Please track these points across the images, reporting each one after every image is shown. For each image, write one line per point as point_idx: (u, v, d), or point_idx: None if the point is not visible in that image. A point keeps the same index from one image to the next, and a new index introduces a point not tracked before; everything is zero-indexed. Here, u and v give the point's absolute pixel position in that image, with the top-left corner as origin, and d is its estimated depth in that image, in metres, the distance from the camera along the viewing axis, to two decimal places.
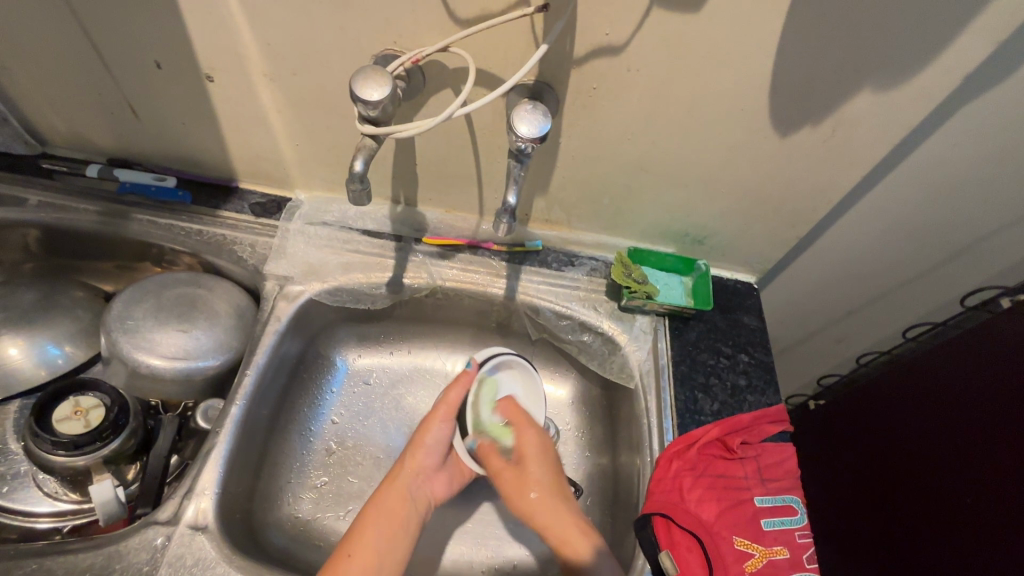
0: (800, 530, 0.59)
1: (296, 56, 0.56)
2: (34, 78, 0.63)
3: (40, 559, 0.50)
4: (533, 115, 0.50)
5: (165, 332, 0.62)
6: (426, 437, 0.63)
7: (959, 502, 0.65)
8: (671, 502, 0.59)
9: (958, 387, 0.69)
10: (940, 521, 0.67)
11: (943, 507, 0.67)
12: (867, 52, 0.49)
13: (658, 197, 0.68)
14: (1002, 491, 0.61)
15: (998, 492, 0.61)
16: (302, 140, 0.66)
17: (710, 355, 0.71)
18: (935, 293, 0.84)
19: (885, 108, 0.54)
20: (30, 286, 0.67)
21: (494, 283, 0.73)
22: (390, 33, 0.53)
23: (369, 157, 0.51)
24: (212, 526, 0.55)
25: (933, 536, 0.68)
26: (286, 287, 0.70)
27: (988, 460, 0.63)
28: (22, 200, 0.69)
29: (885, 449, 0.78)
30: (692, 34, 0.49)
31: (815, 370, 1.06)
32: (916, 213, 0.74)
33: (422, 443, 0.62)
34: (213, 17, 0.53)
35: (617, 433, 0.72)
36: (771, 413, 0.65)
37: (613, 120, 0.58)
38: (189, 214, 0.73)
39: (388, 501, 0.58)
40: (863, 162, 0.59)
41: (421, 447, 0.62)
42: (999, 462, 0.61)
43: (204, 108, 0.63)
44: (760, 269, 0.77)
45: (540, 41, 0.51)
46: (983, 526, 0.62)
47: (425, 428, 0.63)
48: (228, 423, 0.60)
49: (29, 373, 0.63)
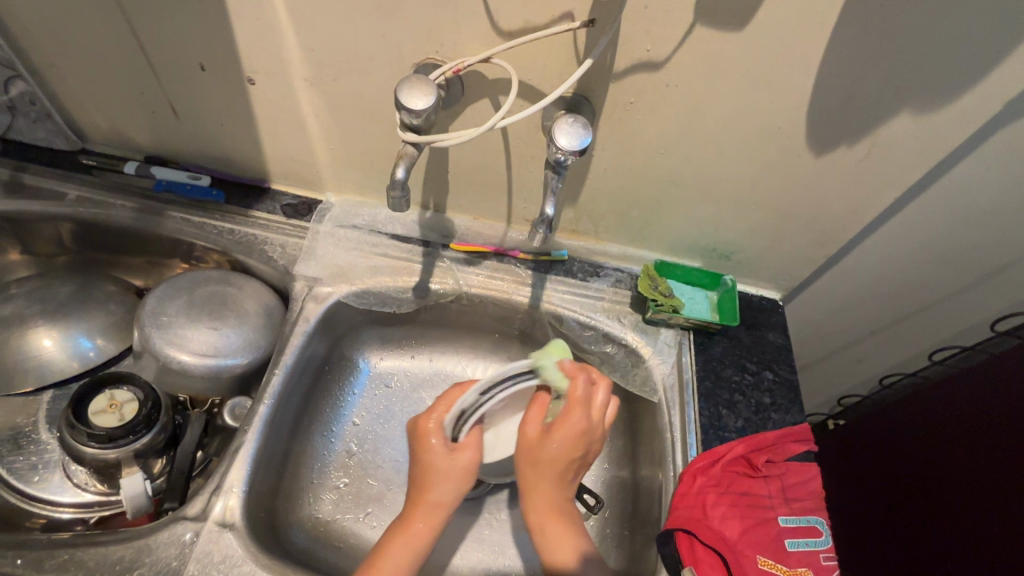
0: (825, 552, 0.59)
1: (338, 61, 0.57)
2: (81, 75, 0.64)
3: (70, 550, 0.51)
4: (573, 128, 0.50)
5: (197, 328, 0.63)
6: (439, 497, 0.52)
7: (970, 526, 0.66)
8: (694, 518, 0.58)
9: (980, 412, 0.69)
10: (951, 545, 0.67)
11: (953, 533, 0.68)
12: (906, 78, 0.50)
13: (688, 211, 0.68)
14: (1010, 516, 0.61)
15: (1010, 520, 0.61)
16: (338, 144, 0.67)
17: (734, 371, 0.70)
18: (963, 316, 0.82)
19: (923, 130, 0.53)
20: (65, 279, 0.68)
21: (519, 291, 0.74)
22: (433, 43, 0.53)
23: (410, 165, 0.52)
24: (239, 524, 0.55)
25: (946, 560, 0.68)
26: (315, 289, 0.71)
27: (999, 487, 0.63)
28: (62, 194, 0.71)
29: (904, 472, 0.78)
30: (732, 52, 0.50)
31: (836, 389, 1.04)
32: (945, 234, 0.74)
33: (429, 504, 0.52)
34: (261, 22, 0.54)
35: (638, 446, 0.71)
36: (794, 432, 0.64)
37: (648, 134, 0.59)
38: (222, 213, 0.74)
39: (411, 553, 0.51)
40: (897, 183, 0.59)
41: (436, 508, 0.52)
42: (1011, 489, 0.62)
43: (242, 110, 0.64)
44: (785, 286, 0.77)
45: (581, 56, 0.52)
46: (992, 552, 0.62)
47: (434, 488, 0.52)
48: (256, 421, 0.61)
49: (61, 364, 0.64)
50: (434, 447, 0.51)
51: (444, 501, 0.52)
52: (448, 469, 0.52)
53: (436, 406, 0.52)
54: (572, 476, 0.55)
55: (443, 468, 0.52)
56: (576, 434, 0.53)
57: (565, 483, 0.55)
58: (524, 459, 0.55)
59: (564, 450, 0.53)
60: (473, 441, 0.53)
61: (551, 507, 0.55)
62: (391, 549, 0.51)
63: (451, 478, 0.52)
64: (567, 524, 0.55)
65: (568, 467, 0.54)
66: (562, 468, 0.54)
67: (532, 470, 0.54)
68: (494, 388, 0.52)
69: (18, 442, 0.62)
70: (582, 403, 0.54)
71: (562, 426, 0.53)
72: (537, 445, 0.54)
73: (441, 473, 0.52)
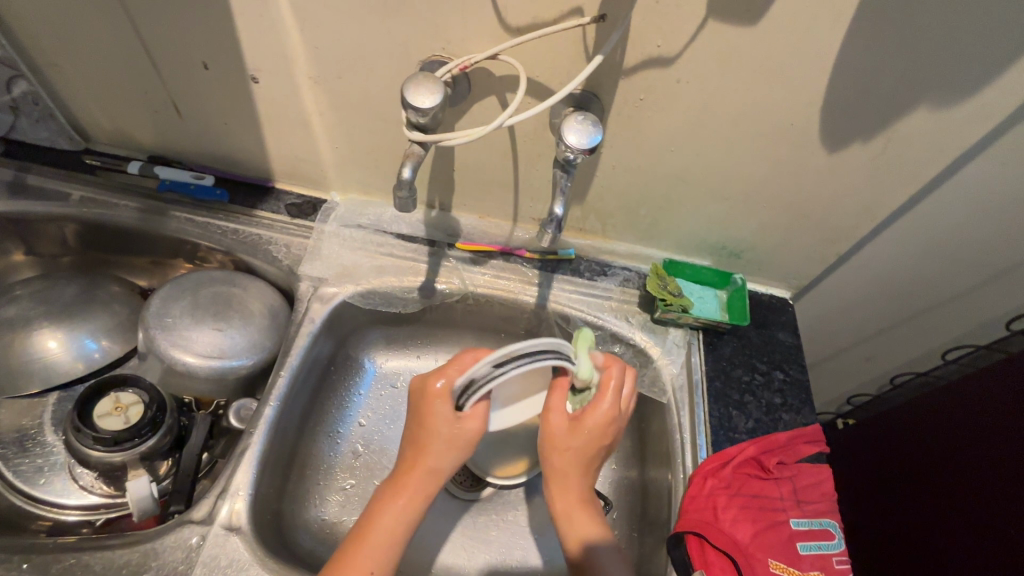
0: (837, 555, 0.58)
1: (343, 59, 0.56)
2: (84, 75, 0.64)
3: (77, 554, 0.51)
4: (583, 126, 0.49)
5: (201, 330, 0.63)
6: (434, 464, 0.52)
7: (980, 526, 0.65)
8: (705, 521, 0.57)
9: (993, 412, 0.68)
10: (961, 546, 0.67)
11: (963, 534, 0.67)
12: (924, 72, 0.48)
13: (697, 210, 0.67)
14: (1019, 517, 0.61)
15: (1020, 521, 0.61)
16: (342, 142, 0.66)
17: (744, 371, 0.70)
18: (977, 314, 0.81)
19: (942, 125, 0.52)
20: (69, 280, 0.68)
21: (526, 290, 0.73)
22: (439, 40, 0.53)
23: (416, 164, 0.51)
24: (245, 527, 0.55)
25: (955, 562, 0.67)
26: (320, 289, 0.70)
27: (1009, 488, 0.63)
28: (65, 194, 0.71)
29: (916, 473, 0.77)
30: (745, 48, 0.49)
31: (845, 388, 1.03)
32: (959, 232, 0.72)
33: (426, 469, 0.52)
34: (265, 19, 0.53)
35: (646, 446, 0.70)
36: (806, 433, 0.64)
37: (658, 131, 0.57)
38: (226, 212, 0.73)
39: (403, 517, 0.51)
40: (913, 181, 0.58)
41: (431, 474, 0.52)
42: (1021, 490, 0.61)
43: (246, 108, 0.64)
44: (796, 285, 0.76)
45: (590, 52, 0.51)
46: (999, 553, 0.62)
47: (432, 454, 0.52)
48: (261, 423, 0.60)
49: (66, 366, 0.64)
50: (440, 411, 0.51)
51: (441, 468, 0.52)
52: (450, 436, 0.52)
53: (447, 369, 0.52)
54: (593, 465, 0.56)
55: (443, 436, 0.51)
56: (605, 423, 0.54)
57: (588, 470, 0.56)
58: (551, 445, 0.55)
59: (593, 438, 0.54)
60: (478, 411, 0.52)
61: (576, 493, 0.55)
62: (383, 514, 0.51)
63: (453, 446, 0.52)
64: (589, 510, 0.55)
65: (593, 456, 0.55)
66: (589, 456, 0.55)
67: (559, 456, 0.55)
68: (509, 362, 0.49)
69: (23, 444, 0.61)
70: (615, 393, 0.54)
71: (593, 414, 0.54)
72: (569, 432, 0.54)
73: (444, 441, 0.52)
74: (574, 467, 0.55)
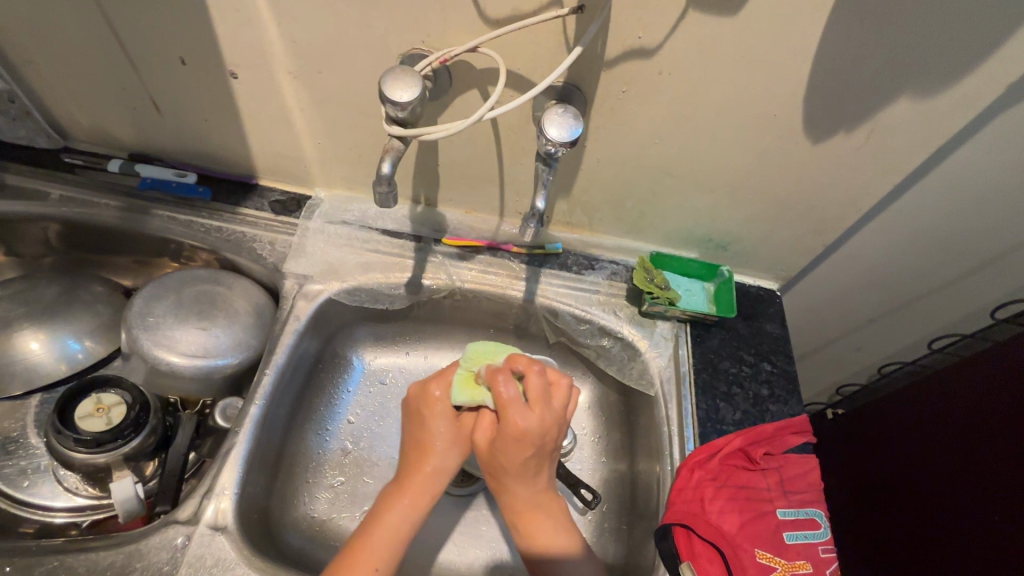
0: (823, 544, 0.59)
1: (322, 54, 0.55)
2: (59, 71, 0.62)
3: (61, 557, 0.50)
4: (563, 119, 0.49)
5: (185, 329, 0.62)
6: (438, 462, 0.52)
7: (963, 510, 0.66)
8: (692, 512, 0.58)
9: (978, 402, 0.68)
10: (943, 528, 0.68)
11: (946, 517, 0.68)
12: (905, 61, 0.48)
13: (683, 202, 0.67)
14: (1003, 501, 0.62)
15: (1006, 507, 0.61)
16: (325, 137, 0.66)
17: (731, 363, 0.70)
18: (964, 303, 0.82)
19: (923, 115, 0.52)
20: (51, 281, 0.67)
21: (513, 285, 0.73)
22: (418, 32, 0.52)
23: (396, 159, 0.51)
24: (231, 527, 0.55)
25: (938, 544, 0.68)
26: (305, 287, 0.70)
27: (993, 474, 0.64)
28: (45, 193, 0.70)
29: (903, 461, 0.77)
30: (726, 38, 0.48)
31: (835, 378, 1.04)
32: (946, 221, 0.72)
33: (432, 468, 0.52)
34: (241, 13, 0.52)
35: (636, 440, 0.70)
36: (793, 423, 0.64)
37: (641, 122, 0.57)
38: (209, 210, 0.72)
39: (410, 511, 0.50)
40: (896, 171, 0.58)
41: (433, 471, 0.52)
42: (1006, 475, 0.62)
43: (227, 104, 0.63)
44: (783, 276, 0.76)
45: (572, 43, 0.50)
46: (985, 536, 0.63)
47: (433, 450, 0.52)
48: (246, 423, 0.60)
49: (49, 367, 0.63)
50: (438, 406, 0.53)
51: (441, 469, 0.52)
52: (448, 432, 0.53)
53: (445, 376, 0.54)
54: (537, 470, 0.51)
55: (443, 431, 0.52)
56: (515, 439, 0.48)
57: (531, 480, 0.51)
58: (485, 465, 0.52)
59: (512, 454, 0.49)
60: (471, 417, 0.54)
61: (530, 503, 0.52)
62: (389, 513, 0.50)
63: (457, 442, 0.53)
64: (546, 518, 0.52)
65: (525, 467, 0.50)
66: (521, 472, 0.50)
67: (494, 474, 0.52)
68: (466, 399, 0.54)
69: (6, 448, 0.61)
70: (513, 403, 0.49)
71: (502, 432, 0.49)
72: (490, 454, 0.51)
73: (445, 433, 0.53)
74: (520, 479, 0.51)
